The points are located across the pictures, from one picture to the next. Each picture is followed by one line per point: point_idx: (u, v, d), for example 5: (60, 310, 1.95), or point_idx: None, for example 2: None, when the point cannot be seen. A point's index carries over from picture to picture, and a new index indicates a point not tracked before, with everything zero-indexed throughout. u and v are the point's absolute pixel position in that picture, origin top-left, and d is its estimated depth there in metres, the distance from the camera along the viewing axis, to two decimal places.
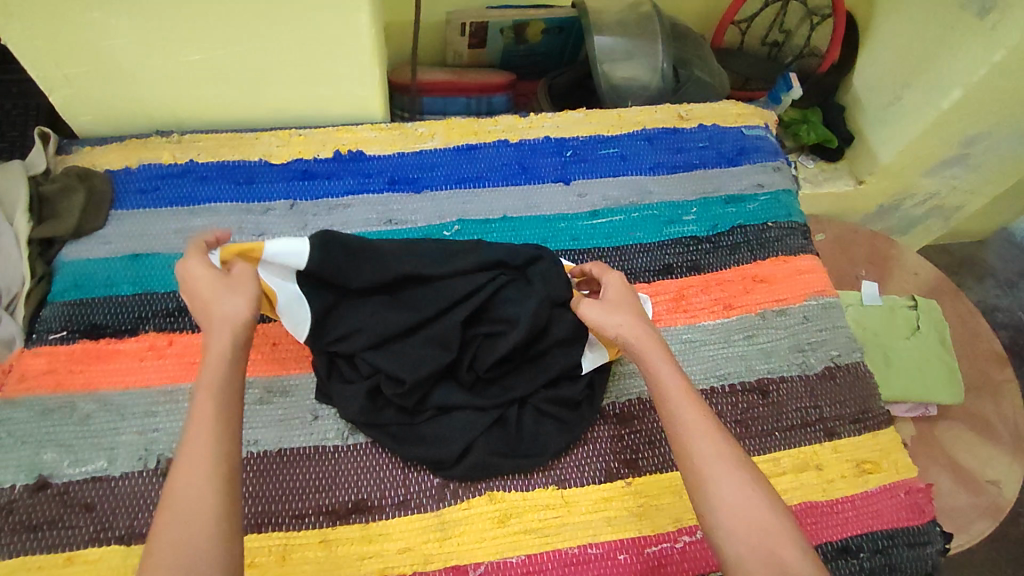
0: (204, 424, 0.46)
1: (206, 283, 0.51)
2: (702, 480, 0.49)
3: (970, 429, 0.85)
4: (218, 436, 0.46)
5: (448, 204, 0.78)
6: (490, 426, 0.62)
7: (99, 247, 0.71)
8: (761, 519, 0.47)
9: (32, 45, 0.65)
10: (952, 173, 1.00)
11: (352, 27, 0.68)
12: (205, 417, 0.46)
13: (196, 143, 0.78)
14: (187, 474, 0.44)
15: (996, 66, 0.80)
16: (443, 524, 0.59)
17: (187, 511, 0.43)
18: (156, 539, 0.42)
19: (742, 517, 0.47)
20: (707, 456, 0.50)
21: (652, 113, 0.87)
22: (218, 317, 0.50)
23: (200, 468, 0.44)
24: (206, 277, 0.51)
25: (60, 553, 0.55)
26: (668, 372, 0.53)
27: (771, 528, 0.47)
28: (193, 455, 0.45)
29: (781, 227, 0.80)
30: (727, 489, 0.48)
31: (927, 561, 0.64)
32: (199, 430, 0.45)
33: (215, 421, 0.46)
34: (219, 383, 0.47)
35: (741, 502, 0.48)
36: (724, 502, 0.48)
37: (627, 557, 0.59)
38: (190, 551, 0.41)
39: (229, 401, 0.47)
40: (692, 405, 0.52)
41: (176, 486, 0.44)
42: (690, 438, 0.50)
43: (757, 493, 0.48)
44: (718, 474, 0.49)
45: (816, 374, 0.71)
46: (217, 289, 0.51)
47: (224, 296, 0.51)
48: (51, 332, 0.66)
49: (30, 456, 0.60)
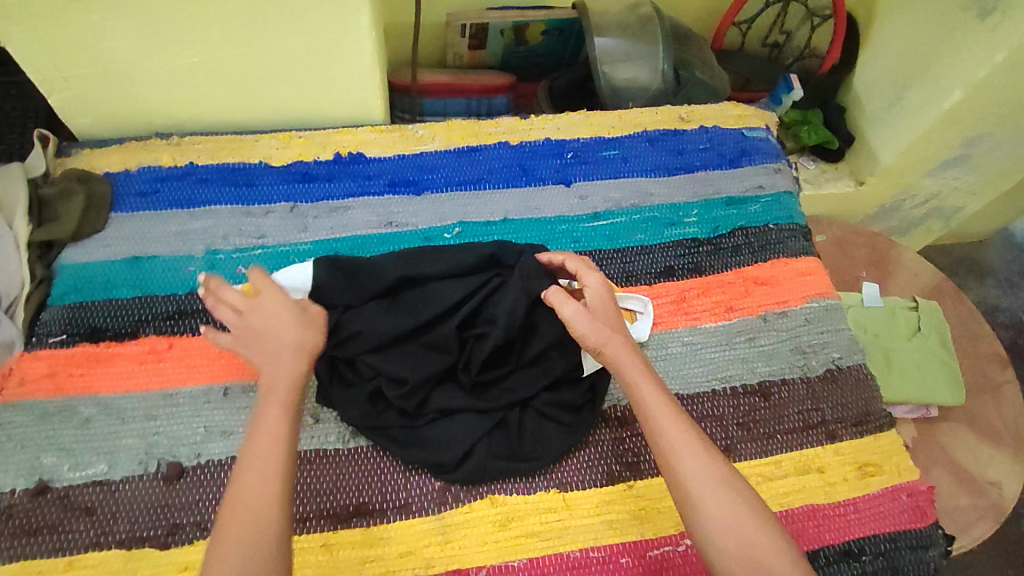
0: (269, 431, 0.48)
1: (285, 313, 0.53)
2: (689, 495, 0.49)
3: (971, 430, 0.85)
4: (282, 441, 0.48)
5: (448, 206, 0.77)
6: (491, 429, 0.62)
7: (99, 249, 0.71)
8: (750, 533, 0.47)
9: (31, 47, 0.65)
10: (953, 174, 0.99)
11: (352, 29, 0.68)
12: (268, 425, 0.49)
13: (195, 145, 0.78)
14: (253, 475, 0.46)
15: (996, 67, 0.80)
16: (445, 527, 0.59)
17: (252, 512, 0.45)
18: (220, 537, 0.44)
19: (730, 531, 0.47)
20: (692, 470, 0.49)
21: (653, 115, 0.87)
22: (286, 334, 0.53)
23: (269, 474, 0.46)
24: (289, 311, 0.54)
25: (60, 558, 0.55)
26: (649, 387, 0.53)
27: (761, 542, 0.47)
28: (258, 458, 0.47)
29: (782, 229, 0.80)
30: (715, 503, 0.48)
31: (929, 564, 0.63)
32: (262, 435, 0.48)
33: (280, 428, 0.49)
34: (289, 394, 0.50)
35: (729, 516, 0.48)
36: (712, 517, 0.48)
37: (629, 560, 0.59)
38: (252, 552, 0.44)
39: (292, 409, 0.50)
40: (675, 419, 0.52)
41: (239, 487, 0.46)
42: (675, 453, 0.50)
43: (744, 505, 0.48)
44: (706, 487, 0.49)
45: (818, 376, 0.71)
46: (294, 322, 0.53)
47: (301, 329, 0.53)
48: (51, 335, 0.66)
49: (30, 460, 0.60)
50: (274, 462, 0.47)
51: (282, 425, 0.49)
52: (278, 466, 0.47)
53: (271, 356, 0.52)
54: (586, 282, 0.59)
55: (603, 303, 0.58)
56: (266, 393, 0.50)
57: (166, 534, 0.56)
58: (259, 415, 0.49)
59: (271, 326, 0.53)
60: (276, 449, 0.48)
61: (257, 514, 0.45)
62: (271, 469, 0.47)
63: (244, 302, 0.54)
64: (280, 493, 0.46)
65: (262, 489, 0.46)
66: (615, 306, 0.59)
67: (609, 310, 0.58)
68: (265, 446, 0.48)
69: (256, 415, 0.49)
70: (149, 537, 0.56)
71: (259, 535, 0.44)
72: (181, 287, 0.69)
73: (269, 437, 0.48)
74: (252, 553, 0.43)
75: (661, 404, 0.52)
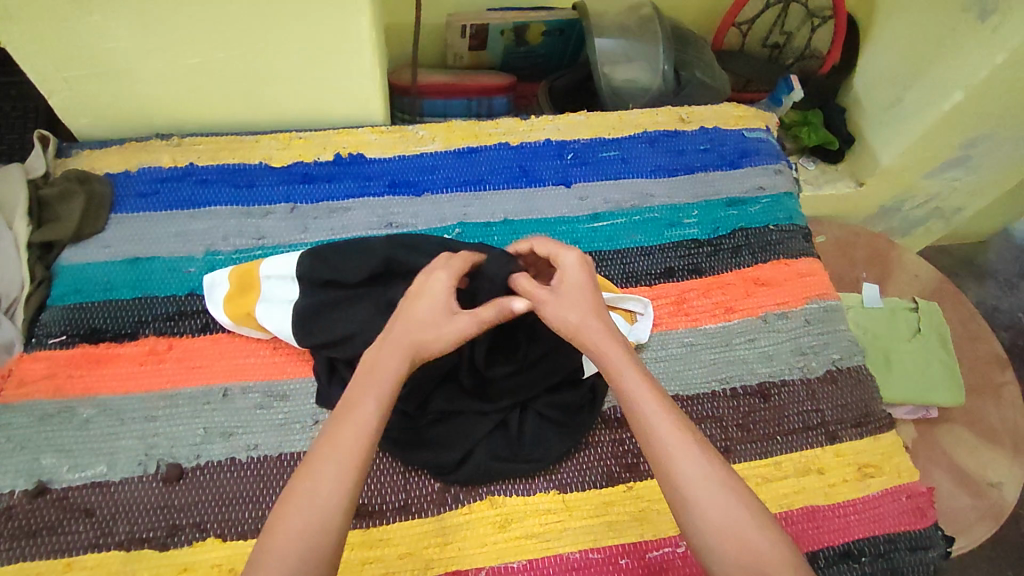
0: (356, 423, 0.46)
1: (434, 294, 0.53)
2: (687, 501, 0.45)
3: (971, 431, 0.85)
4: (370, 441, 0.45)
5: (448, 207, 0.77)
6: (491, 431, 0.62)
7: (99, 250, 0.71)
8: (751, 539, 0.44)
9: (30, 48, 0.65)
10: (953, 175, 0.99)
11: (352, 29, 0.68)
12: (357, 415, 0.46)
13: (195, 146, 0.78)
14: (329, 466, 0.44)
15: (997, 68, 0.80)
16: (444, 529, 0.59)
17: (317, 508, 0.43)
18: (280, 523, 0.42)
19: (730, 537, 0.44)
20: (689, 474, 0.46)
21: (654, 116, 0.87)
22: (408, 328, 0.51)
23: (345, 472, 0.44)
24: (441, 300, 0.53)
25: (59, 559, 0.55)
26: (638, 384, 0.50)
27: (764, 548, 0.43)
28: (340, 452, 0.44)
29: (782, 230, 0.80)
30: (715, 508, 0.45)
31: (929, 565, 0.63)
32: (348, 424, 0.46)
33: (371, 428, 0.46)
34: (387, 391, 0.48)
35: (731, 520, 0.44)
36: (712, 523, 0.44)
37: (628, 562, 0.59)
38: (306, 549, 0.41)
39: (385, 405, 0.47)
40: (669, 417, 0.48)
41: (315, 479, 0.43)
42: (670, 455, 0.47)
43: (745, 507, 0.45)
44: (705, 491, 0.45)
45: (818, 377, 0.71)
46: (434, 309, 0.52)
47: (429, 322, 0.52)
48: (51, 336, 0.66)
49: (29, 462, 0.60)
50: (354, 458, 0.44)
51: (371, 419, 0.46)
52: (355, 465, 0.44)
53: (384, 345, 0.50)
54: (561, 260, 0.57)
55: (584, 293, 0.55)
56: (366, 383, 0.48)
57: (166, 535, 0.56)
58: (354, 404, 0.47)
59: (416, 293, 0.54)
60: (362, 450, 0.45)
61: (325, 514, 0.42)
62: (346, 464, 0.44)
63: (433, 266, 0.56)
64: (349, 491, 0.44)
65: (334, 483, 0.43)
66: (596, 293, 0.56)
67: (590, 298, 0.55)
68: (350, 437, 0.45)
69: (348, 401, 0.47)
70: (148, 538, 0.56)
71: (317, 530, 0.42)
72: (180, 288, 0.69)
73: (355, 430, 0.45)
74: (308, 549, 0.41)
75: (653, 402, 0.49)
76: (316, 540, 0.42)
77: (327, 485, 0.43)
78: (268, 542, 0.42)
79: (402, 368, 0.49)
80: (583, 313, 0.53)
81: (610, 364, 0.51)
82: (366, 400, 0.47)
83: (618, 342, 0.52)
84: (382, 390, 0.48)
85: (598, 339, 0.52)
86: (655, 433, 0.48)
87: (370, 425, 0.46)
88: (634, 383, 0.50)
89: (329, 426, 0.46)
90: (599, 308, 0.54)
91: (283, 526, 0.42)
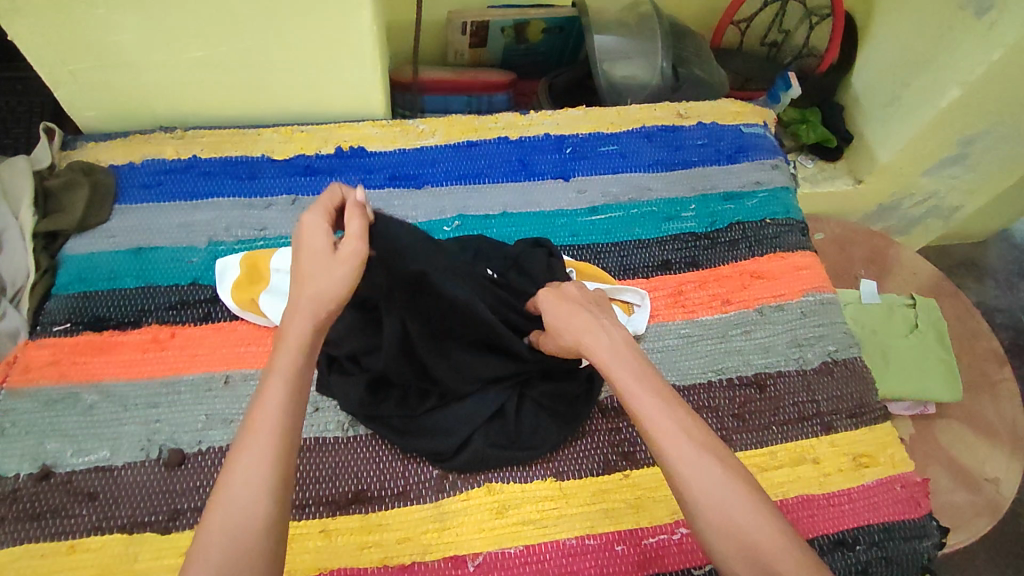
0: (268, 413, 0.45)
1: (311, 245, 0.50)
2: (687, 498, 0.45)
3: (967, 426, 0.85)
4: (278, 429, 0.44)
5: (448, 199, 0.78)
6: (489, 419, 0.63)
7: (103, 240, 0.72)
8: (753, 532, 0.43)
9: (37, 40, 0.66)
10: (951, 172, 1.00)
11: (354, 24, 0.69)
12: (268, 405, 0.45)
13: (198, 139, 0.79)
14: (245, 461, 0.43)
15: (994, 65, 0.80)
16: (442, 514, 0.60)
17: (234, 508, 0.42)
18: (203, 527, 0.41)
19: (730, 535, 0.43)
20: (685, 472, 0.45)
21: (652, 112, 0.88)
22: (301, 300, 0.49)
23: (257, 468, 0.43)
24: (318, 245, 0.50)
25: (63, 541, 0.56)
26: (634, 384, 0.49)
27: (766, 544, 0.42)
28: (250, 446, 0.44)
29: (779, 224, 0.81)
30: (713, 506, 0.44)
31: (924, 555, 0.64)
32: (259, 417, 0.45)
33: (278, 421, 0.44)
34: (293, 375, 0.46)
35: (730, 518, 0.44)
36: (711, 520, 0.44)
37: (624, 548, 0.60)
38: (231, 551, 0.40)
39: (296, 387, 0.46)
40: (661, 411, 0.48)
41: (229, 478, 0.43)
42: (666, 454, 0.46)
43: (744, 503, 0.44)
44: (705, 488, 0.45)
45: (814, 369, 0.72)
46: (314, 259, 0.49)
47: (317, 270, 0.49)
48: (55, 324, 0.67)
49: (34, 446, 0.60)
50: (270, 450, 0.43)
51: (283, 406, 0.45)
52: (273, 456, 0.43)
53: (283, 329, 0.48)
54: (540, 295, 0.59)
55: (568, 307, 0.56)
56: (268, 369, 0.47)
57: (167, 519, 0.57)
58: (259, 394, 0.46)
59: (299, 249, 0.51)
60: (274, 442, 0.44)
61: (245, 514, 0.41)
62: (263, 455, 0.43)
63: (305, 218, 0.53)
64: (273, 481, 0.43)
65: (252, 477, 0.42)
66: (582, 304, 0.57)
67: (574, 311, 0.56)
68: (263, 430, 0.44)
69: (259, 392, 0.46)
70: (151, 521, 0.57)
71: (244, 525, 0.41)
72: (182, 278, 0.70)
73: (269, 421, 0.44)
74: (239, 544, 0.41)
75: (651, 400, 0.48)
76: (245, 534, 0.41)
77: (248, 482, 0.42)
78: (197, 545, 0.41)
79: (306, 347, 0.47)
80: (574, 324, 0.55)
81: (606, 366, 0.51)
82: (273, 386, 0.45)
83: (611, 344, 0.53)
84: (291, 374, 0.46)
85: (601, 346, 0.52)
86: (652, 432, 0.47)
87: (281, 413, 0.45)
88: (628, 382, 0.50)
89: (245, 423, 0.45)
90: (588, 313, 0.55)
91: (209, 528, 0.41)
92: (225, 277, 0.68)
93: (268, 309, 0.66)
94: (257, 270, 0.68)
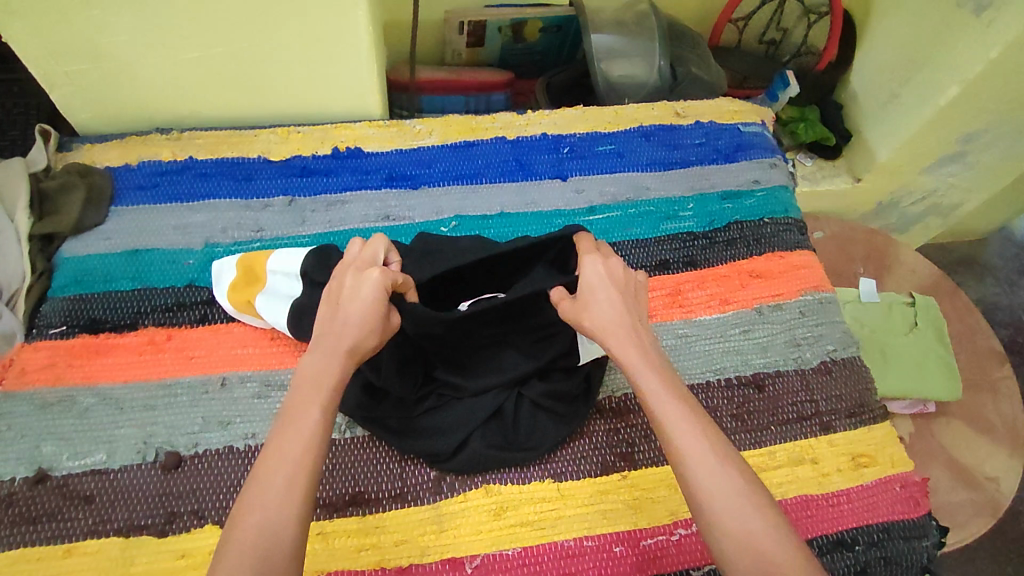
0: (302, 435, 0.45)
1: (370, 298, 0.50)
2: (704, 509, 0.45)
3: (967, 425, 0.85)
4: (313, 443, 0.45)
5: (445, 200, 0.78)
6: (486, 420, 0.62)
7: (99, 242, 0.72)
8: (772, 553, 0.43)
9: (32, 42, 0.66)
10: (950, 171, 1.00)
11: (349, 24, 0.69)
12: (301, 427, 0.45)
13: (195, 140, 0.79)
14: (277, 479, 0.43)
15: (992, 63, 0.80)
16: (441, 517, 0.59)
17: (267, 514, 0.42)
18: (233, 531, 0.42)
19: (745, 548, 0.43)
20: (705, 481, 0.45)
21: (649, 111, 0.88)
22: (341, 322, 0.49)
23: (292, 479, 0.43)
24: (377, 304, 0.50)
25: (59, 544, 0.56)
26: (659, 387, 0.49)
27: (782, 562, 0.42)
28: (285, 458, 0.44)
29: (777, 223, 0.81)
30: (736, 526, 0.44)
31: (924, 554, 0.63)
32: (290, 435, 0.45)
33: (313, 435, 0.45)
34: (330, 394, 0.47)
35: (747, 532, 0.43)
36: (726, 530, 0.44)
37: (623, 550, 0.59)
38: (260, 556, 0.40)
39: (331, 414, 0.47)
40: (684, 423, 0.48)
41: (263, 486, 0.43)
42: (689, 466, 0.46)
43: (763, 520, 0.44)
44: (729, 511, 0.44)
45: (812, 369, 0.71)
46: (369, 315, 0.49)
47: (367, 328, 0.49)
48: (52, 327, 0.67)
49: (30, 449, 0.60)
50: (301, 471, 0.44)
51: (318, 430, 0.45)
52: (304, 477, 0.44)
53: (321, 351, 0.49)
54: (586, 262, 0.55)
55: (605, 289, 0.54)
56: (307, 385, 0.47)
57: (164, 522, 0.57)
58: (298, 408, 0.46)
59: (348, 292, 0.50)
60: (307, 454, 0.44)
61: (277, 522, 0.42)
62: (295, 474, 0.43)
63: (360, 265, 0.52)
64: (302, 501, 0.43)
65: (284, 494, 0.43)
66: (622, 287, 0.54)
67: (611, 296, 0.53)
68: (295, 450, 0.44)
69: (293, 410, 0.46)
70: (147, 525, 0.57)
71: (272, 540, 0.41)
72: (179, 280, 0.70)
73: (301, 442, 0.45)
74: (262, 559, 0.40)
75: (679, 413, 0.48)
76: (275, 542, 0.41)
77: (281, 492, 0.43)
78: (226, 549, 0.41)
79: (343, 376, 0.48)
80: (605, 311, 0.53)
81: (630, 364, 0.51)
82: (311, 410, 0.46)
83: (641, 344, 0.52)
84: (326, 400, 0.47)
85: (630, 349, 0.51)
86: (675, 438, 0.47)
87: (314, 436, 0.45)
88: (654, 385, 0.49)
89: (273, 440, 0.45)
90: (623, 302, 0.53)
91: (234, 541, 0.41)
92: (221, 279, 0.68)
93: (260, 309, 0.65)
94: (255, 271, 0.67)
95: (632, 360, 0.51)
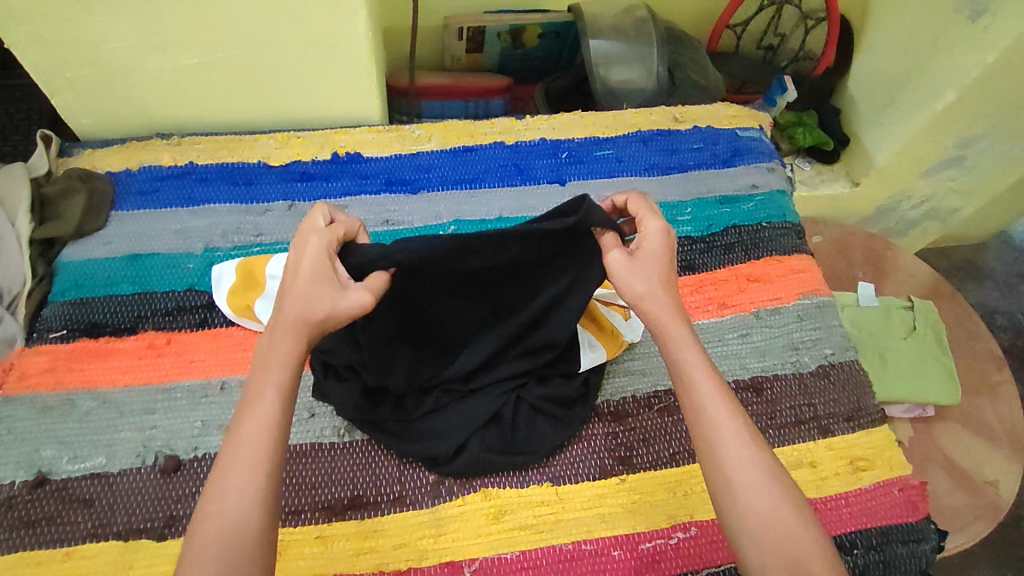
0: (260, 419, 0.45)
1: (310, 266, 0.49)
2: (730, 481, 0.47)
3: (967, 428, 0.85)
4: (272, 430, 0.45)
5: (444, 205, 0.78)
6: (486, 423, 0.62)
7: (100, 247, 0.72)
8: (791, 530, 0.45)
9: (34, 49, 0.66)
10: (948, 174, 1.00)
11: (348, 29, 0.69)
12: (260, 411, 0.45)
13: (195, 145, 0.79)
14: (240, 467, 0.43)
15: (988, 68, 0.80)
16: (438, 520, 0.60)
17: (228, 509, 0.42)
18: (197, 524, 0.42)
19: (767, 523, 0.45)
20: (737, 456, 0.47)
21: (648, 116, 0.89)
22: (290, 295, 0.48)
23: (252, 470, 0.43)
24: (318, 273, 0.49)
25: (59, 548, 0.56)
26: (700, 362, 0.51)
27: (799, 538, 0.45)
28: (245, 448, 0.44)
29: (774, 227, 0.81)
30: (760, 500, 0.46)
31: (922, 558, 0.63)
32: (250, 422, 0.45)
33: (270, 422, 0.45)
34: (287, 374, 0.46)
35: (770, 506, 0.46)
36: (751, 506, 0.46)
37: (621, 553, 0.59)
38: (224, 548, 0.41)
39: (288, 392, 0.46)
40: (720, 398, 0.50)
41: (222, 479, 0.43)
42: (720, 439, 0.48)
43: (785, 498, 0.46)
44: (754, 487, 0.46)
45: (810, 372, 0.72)
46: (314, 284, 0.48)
47: (318, 295, 0.48)
48: (52, 331, 0.67)
49: (30, 453, 0.60)
50: (263, 460, 0.44)
51: (275, 415, 0.45)
52: (265, 461, 0.44)
53: (274, 331, 0.48)
54: (644, 226, 0.55)
55: (658, 260, 0.54)
56: (263, 367, 0.47)
57: (163, 525, 0.57)
58: (255, 394, 0.46)
59: (293, 270, 0.50)
60: (268, 445, 0.44)
61: (237, 520, 0.42)
62: (257, 462, 0.44)
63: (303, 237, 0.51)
64: (263, 487, 0.43)
65: (246, 485, 0.43)
66: (670, 259, 0.55)
67: (662, 264, 0.54)
68: (255, 436, 0.44)
69: (250, 394, 0.46)
70: (147, 528, 0.57)
71: (234, 532, 0.41)
72: (180, 284, 0.70)
73: (261, 426, 0.45)
74: (226, 551, 0.41)
75: (714, 389, 0.50)
76: (240, 537, 0.41)
77: (242, 484, 0.43)
78: (192, 542, 0.41)
79: (298, 351, 0.47)
80: (655, 283, 0.53)
81: (672, 338, 0.52)
82: (267, 392, 0.46)
83: (682, 316, 0.53)
84: (281, 379, 0.46)
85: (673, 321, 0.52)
86: (710, 413, 0.49)
87: (273, 420, 0.45)
88: (694, 361, 0.51)
89: (234, 425, 0.46)
90: (670, 279, 0.54)
91: (199, 534, 0.42)
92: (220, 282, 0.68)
93: (257, 314, 0.66)
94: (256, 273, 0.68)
95: (674, 331, 0.52)
